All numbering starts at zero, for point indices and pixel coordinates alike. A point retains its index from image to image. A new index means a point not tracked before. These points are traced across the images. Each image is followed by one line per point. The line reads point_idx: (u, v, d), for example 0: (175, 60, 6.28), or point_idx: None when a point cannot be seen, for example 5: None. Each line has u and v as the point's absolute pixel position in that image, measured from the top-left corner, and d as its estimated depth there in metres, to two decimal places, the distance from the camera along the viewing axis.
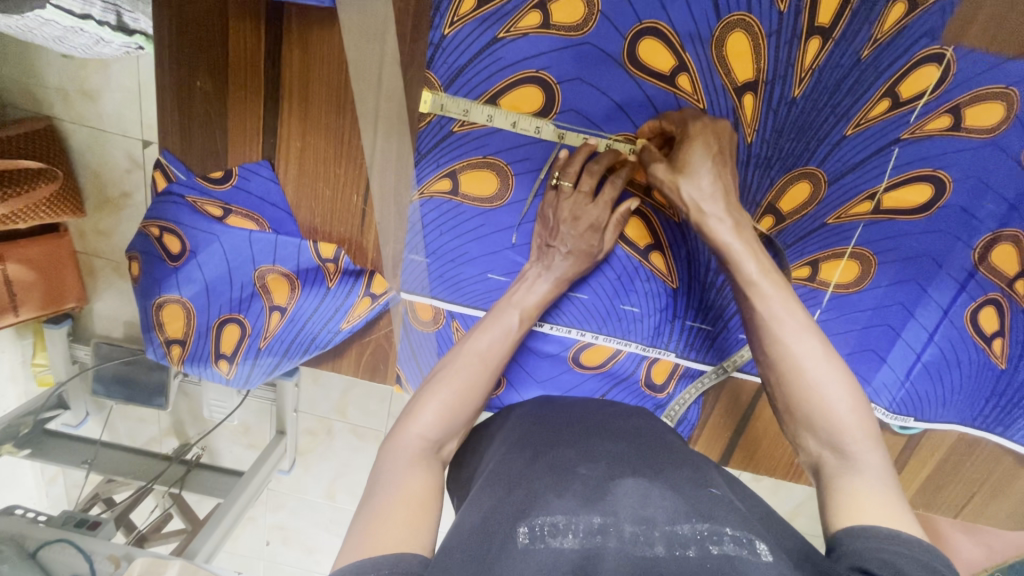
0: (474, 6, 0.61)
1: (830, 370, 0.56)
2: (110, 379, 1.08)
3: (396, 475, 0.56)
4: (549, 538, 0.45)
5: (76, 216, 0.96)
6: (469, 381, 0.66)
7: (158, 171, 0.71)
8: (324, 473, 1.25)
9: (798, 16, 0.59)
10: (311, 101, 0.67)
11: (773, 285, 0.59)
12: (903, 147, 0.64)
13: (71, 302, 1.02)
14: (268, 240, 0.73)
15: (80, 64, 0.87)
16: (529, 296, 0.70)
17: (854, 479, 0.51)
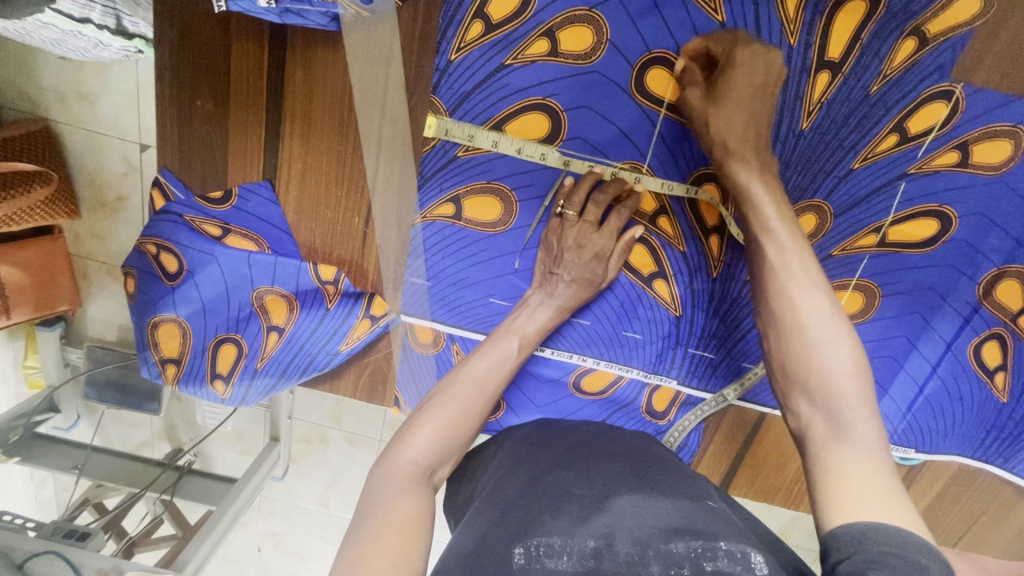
0: (482, 32, 0.60)
1: (835, 332, 0.55)
2: (103, 383, 1.07)
3: (389, 499, 0.55)
4: (545, 559, 0.46)
5: (71, 217, 0.95)
6: (466, 406, 0.65)
7: (157, 190, 0.70)
8: (317, 481, 1.24)
9: (808, 50, 0.59)
10: (314, 122, 0.66)
11: (791, 236, 0.58)
12: (910, 181, 0.64)
13: (63, 305, 1.01)
14: (267, 262, 0.72)
15: (78, 68, 0.87)
16: (529, 322, 0.69)
17: (847, 451, 0.49)
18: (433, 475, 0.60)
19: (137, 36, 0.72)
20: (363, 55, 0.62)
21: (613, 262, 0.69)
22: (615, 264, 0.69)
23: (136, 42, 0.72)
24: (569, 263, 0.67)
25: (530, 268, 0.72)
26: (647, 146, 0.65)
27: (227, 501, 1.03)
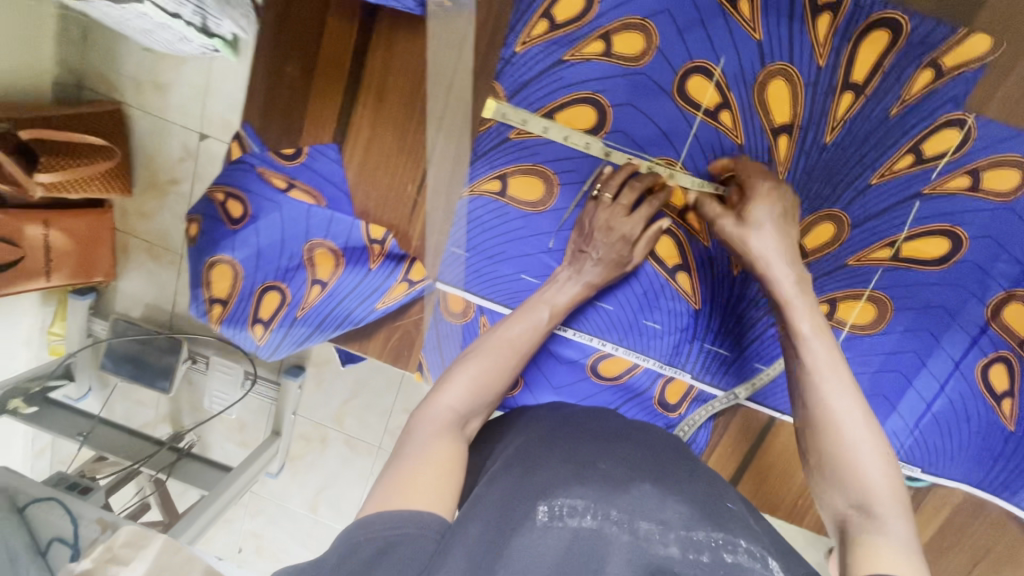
0: (546, 30, 0.68)
1: (864, 429, 0.60)
2: (121, 356, 1.25)
3: (428, 443, 0.59)
4: (567, 518, 0.53)
5: (124, 195, 1.07)
6: (497, 364, 0.69)
7: (236, 142, 0.78)
8: (311, 481, 1.41)
9: (835, 72, 0.66)
10: (386, 97, 0.74)
11: (823, 343, 0.63)
12: (924, 201, 0.69)
13: (99, 276, 1.14)
14: (324, 216, 0.78)
15: (155, 59, 1.02)
16: (558, 296, 0.74)
17: (878, 536, 0.53)
18: (466, 426, 0.65)
19: (218, 36, 0.65)
20: (442, 40, 0.71)
21: (643, 247, 0.74)
22: (646, 247, 0.74)
23: (216, 43, 0.66)
24: (600, 244, 0.73)
25: (562, 248, 0.78)
26: (682, 144, 0.71)
27: (215, 491, 1.15)
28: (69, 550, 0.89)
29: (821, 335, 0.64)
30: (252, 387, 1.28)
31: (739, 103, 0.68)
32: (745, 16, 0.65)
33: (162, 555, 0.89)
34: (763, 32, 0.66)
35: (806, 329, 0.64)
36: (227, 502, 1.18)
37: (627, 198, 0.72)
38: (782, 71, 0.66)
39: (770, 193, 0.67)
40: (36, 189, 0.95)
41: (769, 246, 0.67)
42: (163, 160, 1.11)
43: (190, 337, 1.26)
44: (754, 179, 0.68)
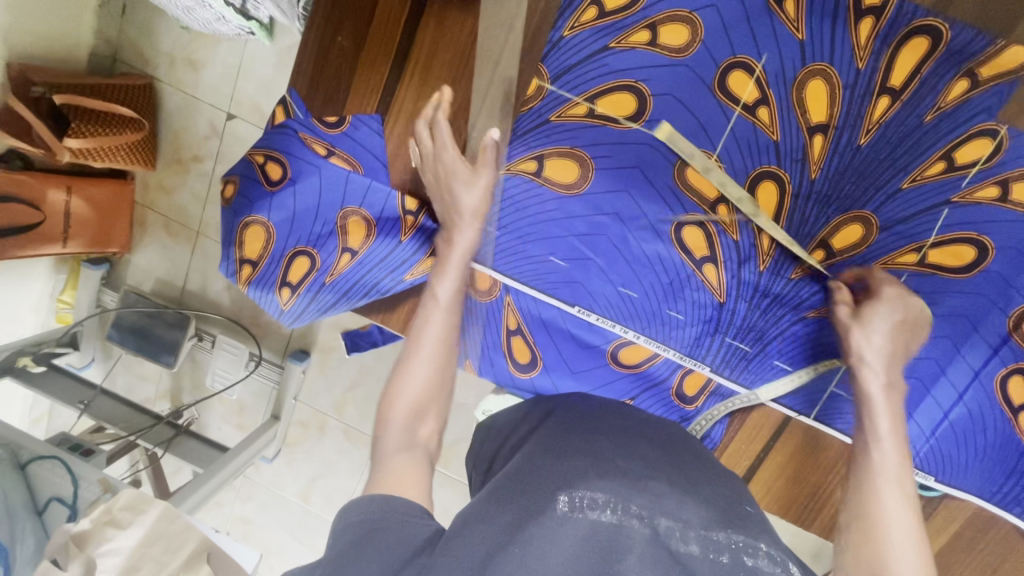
0: (594, 17, 0.71)
1: (913, 539, 0.57)
2: (127, 327, 1.29)
3: (384, 461, 0.62)
4: (588, 509, 0.55)
5: (146, 168, 1.21)
6: (428, 360, 0.69)
7: (281, 108, 0.80)
8: (304, 470, 1.42)
9: (873, 75, 0.67)
10: (432, 72, 0.77)
11: (899, 450, 0.64)
12: (953, 209, 0.70)
13: (115, 247, 1.27)
14: (362, 183, 0.78)
15: (192, 40, 1.19)
16: (445, 288, 0.72)
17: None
18: (418, 434, 0.66)
19: (252, 18, 0.86)
20: (491, 20, 0.73)
21: (478, 197, 0.74)
22: (484, 190, 0.75)
23: (250, 23, 0.87)
24: (450, 178, 0.74)
25: (592, 232, 0.79)
26: (718, 137, 0.73)
27: (213, 469, 1.17)
28: (69, 509, 0.98)
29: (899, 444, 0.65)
30: (256, 369, 1.29)
31: (776, 99, 0.70)
32: (790, 14, 0.67)
33: (161, 522, 0.96)
34: (804, 30, 0.67)
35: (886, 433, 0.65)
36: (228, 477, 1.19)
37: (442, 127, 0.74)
38: (822, 73, 0.68)
39: (894, 301, 0.69)
40: (64, 154, 1.06)
41: (881, 351, 0.69)
42: (190, 136, 1.24)
43: (197, 314, 1.32)
44: (882, 284, 0.71)
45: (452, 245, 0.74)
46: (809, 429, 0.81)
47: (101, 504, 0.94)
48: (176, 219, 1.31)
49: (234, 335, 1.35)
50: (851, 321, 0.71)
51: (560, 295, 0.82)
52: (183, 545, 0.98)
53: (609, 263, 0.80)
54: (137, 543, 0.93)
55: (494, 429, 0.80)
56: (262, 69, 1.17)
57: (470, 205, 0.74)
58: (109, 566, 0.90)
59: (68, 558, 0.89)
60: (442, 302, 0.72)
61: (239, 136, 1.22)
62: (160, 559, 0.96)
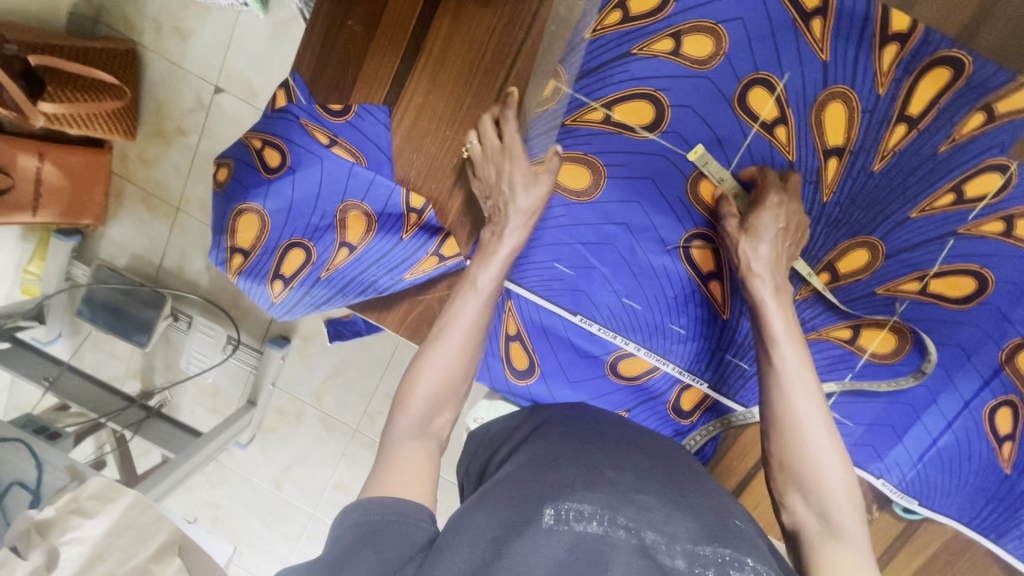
0: (618, 21, 0.69)
1: (826, 436, 0.61)
2: (99, 304, 1.21)
3: (395, 449, 0.62)
4: (573, 521, 0.53)
5: (126, 138, 1.14)
6: (461, 356, 0.68)
7: (282, 91, 0.76)
8: (279, 458, 1.39)
9: (892, 103, 0.67)
10: (445, 66, 0.73)
11: (795, 348, 0.64)
12: (958, 240, 0.71)
13: (87, 219, 1.21)
14: (365, 177, 0.76)
15: (182, 8, 1.13)
16: (486, 277, 0.70)
17: (837, 548, 0.56)
18: (433, 423, 0.67)
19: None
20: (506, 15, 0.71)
21: (534, 200, 0.71)
22: (541, 198, 0.72)
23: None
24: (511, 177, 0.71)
25: (599, 241, 0.77)
26: (734, 154, 0.72)
27: (186, 453, 1.13)
28: (31, 495, 0.93)
29: (788, 339, 0.65)
30: (233, 353, 1.27)
31: (797, 120, 0.69)
32: (815, 35, 0.66)
33: (130, 512, 0.91)
34: (827, 51, 0.66)
35: (775, 336, 0.64)
36: (197, 465, 1.15)
37: (488, 130, 0.72)
38: (842, 98, 0.67)
39: (778, 209, 0.67)
40: (39, 118, 1.00)
41: (767, 258, 0.67)
42: (174, 108, 1.18)
43: (173, 293, 1.26)
44: (768, 190, 0.68)
45: (501, 241, 0.71)
46: None
47: (68, 492, 0.90)
48: (155, 193, 1.24)
49: (212, 317, 1.30)
50: (738, 234, 0.69)
51: (563, 303, 0.80)
52: (155, 534, 0.93)
53: (615, 274, 0.78)
54: (104, 533, 0.88)
55: (488, 436, 0.79)
56: (253, 44, 1.12)
57: (523, 205, 0.71)
58: (72, 555, 0.86)
59: (28, 546, 0.85)
60: (479, 300, 0.69)
61: (226, 111, 1.17)
62: (127, 550, 0.90)
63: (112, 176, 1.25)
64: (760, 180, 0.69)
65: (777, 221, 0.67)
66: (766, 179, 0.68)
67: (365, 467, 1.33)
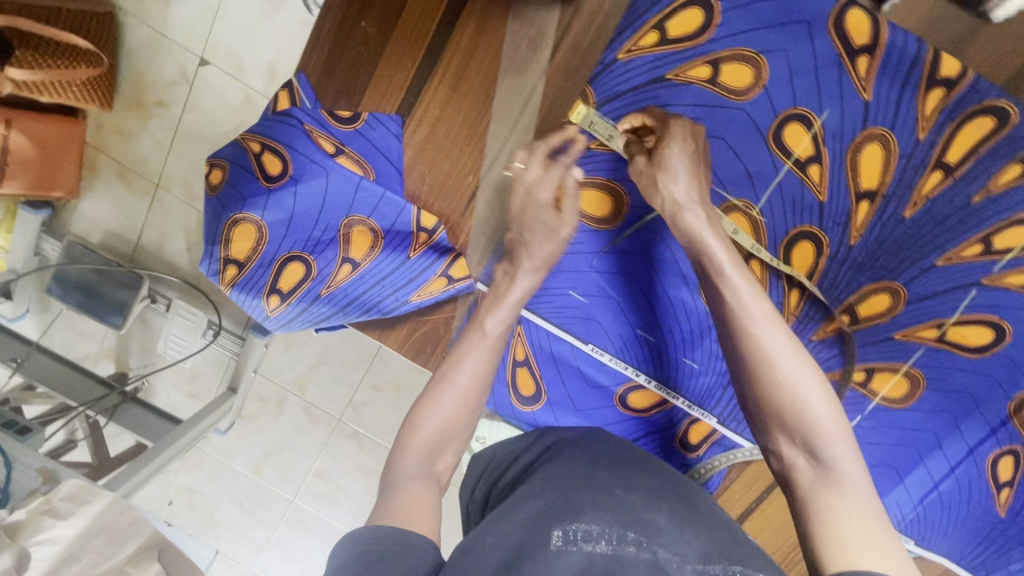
0: (655, 43, 0.64)
1: (798, 362, 0.54)
2: (74, 283, 1.11)
3: (396, 490, 0.58)
4: (582, 542, 0.53)
5: (102, 109, 1.04)
6: (468, 399, 0.65)
7: (285, 93, 0.71)
8: (259, 445, 1.27)
9: (931, 148, 0.64)
10: (465, 78, 0.68)
11: (744, 278, 0.57)
12: (980, 290, 0.70)
13: (59, 191, 1.09)
14: (374, 193, 0.71)
15: None
16: (494, 322, 0.67)
17: (832, 488, 0.50)
18: (434, 466, 0.63)
19: None
20: (527, 30, 0.67)
21: (553, 247, 0.68)
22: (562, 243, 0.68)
23: None
24: (533, 223, 0.68)
25: (614, 270, 0.75)
26: (764, 191, 0.69)
27: (164, 441, 1.02)
28: None
29: (739, 268, 0.58)
30: (214, 338, 1.13)
31: (830, 161, 0.66)
32: (860, 73, 0.63)
33: (106, 514, 0.81)
34: (869, 91, 0.63)
35: (729, 268, 0.57)
36: (170, 458, 1.02)
37: (538, 159, 0.67)
38: (879, 143, 0.65)
39: (682, 131, 0.62)
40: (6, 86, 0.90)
41: (685, 185, 0.61)
42: (153, 78, 1.06)
43: (151, 273, 1.15)
44: (671, 123, 0.63)
45: (512, 284, 0.68)
46: None
47: (38, 496, 0.80)
48: (132, 167, 1.12)
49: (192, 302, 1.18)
50: (652, 171, 0.63)
51: (574, 331, 0.78)
52: (131, 537, 0.84)
53: (628, 303, 0.76)
54: (77, 534, 0.78)
55: (492, 462, 0.75)
56: (243, 14, 1.00)
57: (544, 252, 0.68)
58: (43, 556, 0.75)
59: None
60: (488, 340, 0.67)
61: (210, 86, 1.05)
62: (102, 552, 0.80)
63: (86, 146, 1.12)
64: (653, 118, 0.64)
65: (684, 143, 0.62)
66: (663, 114, 0.63)
67: (350, 458, 1.25)
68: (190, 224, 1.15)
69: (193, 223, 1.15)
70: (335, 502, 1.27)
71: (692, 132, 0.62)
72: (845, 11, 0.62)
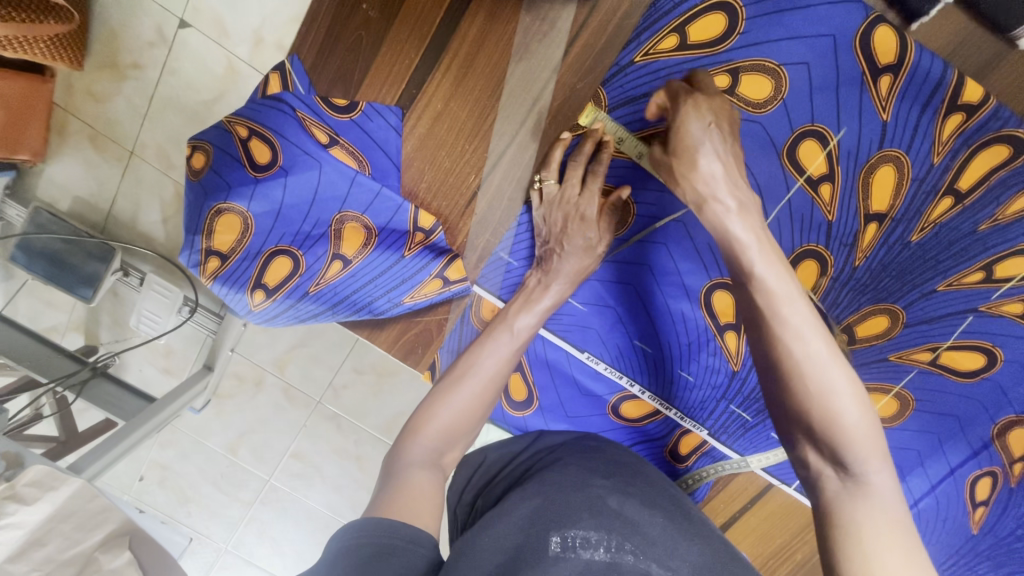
0: (674, 48, 0.62)
1: (835, 373, 0.49)
2: (38, 252, 0.99)
3: (404, 477, 0.57)
4: (580, 549, 0.52)
5: (71, 66, 0.96)
6: (483, 395, 0.66)
7: (275, 75, 0.67)
8: (234, 424, 1.19)
9: (944, 173, 0.63)
10: (471, 71, 0.66)
11: (782, 280, 0.52)
12: (976, 317, 0.69)
13: (24, 154, 0.99)
14: (369, 188, 0.67)
15: None
16: (522, 323, 0.68)
17: (860, 503, 0.48)
18: (443, 458, 0.62)
19: None
20: (541, 31, 0.64)
21: (587, 263, 0.68)
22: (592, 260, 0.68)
23: None
24: (575, 237, 0.66)
25: (614, 279, 0.73)
26: (773, 207, 0.67)
27: (134, 421, 0.93)
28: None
29: (773, 265, 0.53)
30: (189, 316, 1.04)
31: (844, 179, 0.65)
32: (881, 92, 0.61)
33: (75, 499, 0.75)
34: (886, 111, 0.62)
35: (760, 269, 0.52)
36: (147, 435, 0.95)
37: (575, 176, 0.65)
38: (892, 164, 0.63)
39: (697, 106, 0.58)
40: None
41: (713, 168, 0.57)
42: (129, 39, 0.97)
43: (124, 245, 1.04)
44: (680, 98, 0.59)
45: (546, 292, 0.68)
46: (788, 498, 0.81)
47: None
48: (105, 132, 1.02)
49: (167, 277, 1.09)
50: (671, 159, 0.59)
51: (571, 339, 0.77)
52: (101, 523, 0.78)
53: (628, 313, 0.74)
54: (45, 519, 0.72)
55: (481, 467, 0.72)
56: None
57: (568, 268, 0.67)
58: (6, 540, 0.70)
59: None
60: (512, 342, 0.68)
61: (191, 50, 0.97)
62: (70, 537, 0.75)
63: (54, 108, 1.02)
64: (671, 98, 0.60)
65: (705, 120, 0.58)
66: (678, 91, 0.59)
67: (327, 441, 1.17)
68: (167, 194, 1.05)
69: (169, 194, 1.05)
70: (311, 483, 1.20)
71: (706, 103, 0.58)
72: (872, 28, 0.60)
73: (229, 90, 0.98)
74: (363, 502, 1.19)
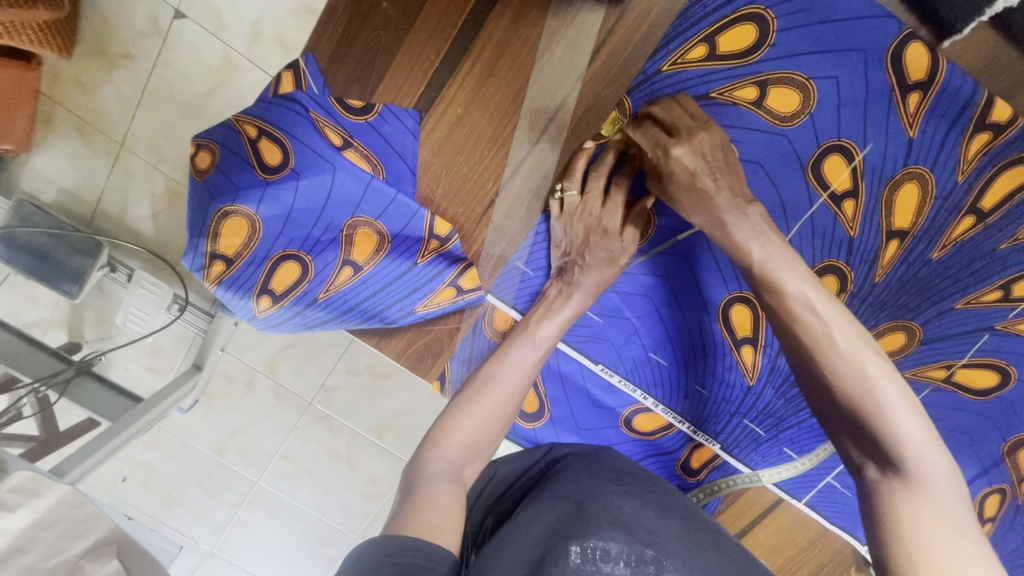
0: (701, 58, 0.62)
1: (865, 361, 0.50)
2: (21, 245, 0.94)
3: (423, 491, 0.55)
4: (600, 563, 0.51)
5: (60, 54, 0.91)
6: (503, 406, 0.65)
7: (288, 75, 0.64)
8: (222, 426, 1.14)
9: (967, 192, 0.63)
10: (493, 75, 0.65)
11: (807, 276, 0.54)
12: (993, 335, 0.69)
13: (8, 144, 0.95)
14: (385, 194, 0.64)
15: None
16: (542, 332, 0.67)
17: (904, 496, 0.47)
18: (463, 471, 0.61)
19: None
20: (565, 39, 0.64)
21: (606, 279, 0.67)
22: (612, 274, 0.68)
23: None
24: (597, 249, 0.66)
25: (632, 289, 0.72)
26: (795, 222, 0.66)
27: (120, 423, 0.88)
28: None
29: (791, 262, 0.55)
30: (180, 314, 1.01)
31: (865, 197, 0.64)
32: (908, 109, 0.61)
33: (60, 507, 0.71)
34: (913, 127, 0.61)
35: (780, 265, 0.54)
36: (130, 438, 0.89)
37: (596, 188, 0.65)
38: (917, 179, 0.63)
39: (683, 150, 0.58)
40: None
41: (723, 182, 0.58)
42: (122, 27, 0.93)
43: (111, 240, 1.00)
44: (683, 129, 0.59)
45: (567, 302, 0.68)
46: (796, 512, 0.80)
47: None
48: (93, 123, 0.98)
49: (157, 274, 1.05)
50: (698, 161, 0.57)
51: (586, 350, 0.75)
52: (87, 532, 0.73)
53: (645, 325, 0.73)
54: (26, 528, 0.67)
55: (494, 479, 0.69)
56: None
57: (588, 282, 0.68)
58: None
59: None
60: (533, 352, 0.67)
61: (187, 41, 0.93)
62: (54, 545, 0.71)
63: (39, 96, 0.97)
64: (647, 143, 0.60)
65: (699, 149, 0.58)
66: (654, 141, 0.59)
67: (319, 445, 1.13)
68: (157, 188, 1.01)
69: (160, 189, 1.01)
70: (301, 486, 1.16)
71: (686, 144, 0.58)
72: (904, 45, 0.60)
73: (224, 83, 0.94)
74: (354, 505, 1.16)
